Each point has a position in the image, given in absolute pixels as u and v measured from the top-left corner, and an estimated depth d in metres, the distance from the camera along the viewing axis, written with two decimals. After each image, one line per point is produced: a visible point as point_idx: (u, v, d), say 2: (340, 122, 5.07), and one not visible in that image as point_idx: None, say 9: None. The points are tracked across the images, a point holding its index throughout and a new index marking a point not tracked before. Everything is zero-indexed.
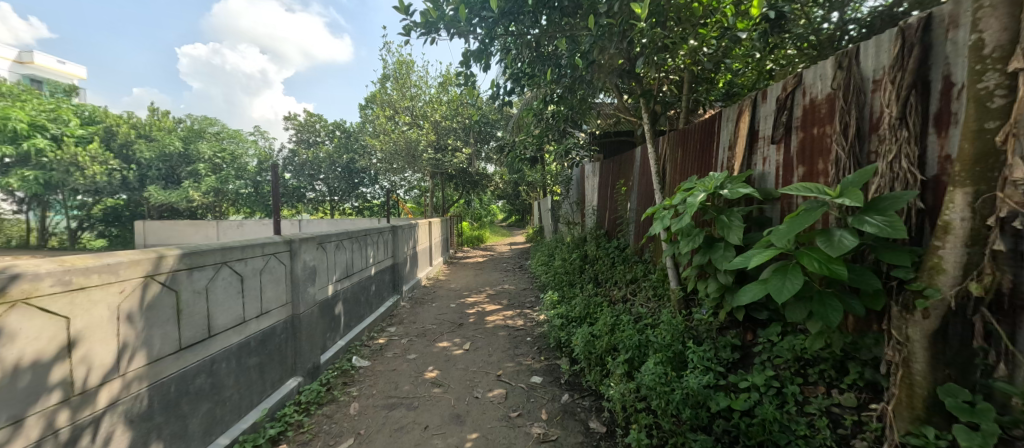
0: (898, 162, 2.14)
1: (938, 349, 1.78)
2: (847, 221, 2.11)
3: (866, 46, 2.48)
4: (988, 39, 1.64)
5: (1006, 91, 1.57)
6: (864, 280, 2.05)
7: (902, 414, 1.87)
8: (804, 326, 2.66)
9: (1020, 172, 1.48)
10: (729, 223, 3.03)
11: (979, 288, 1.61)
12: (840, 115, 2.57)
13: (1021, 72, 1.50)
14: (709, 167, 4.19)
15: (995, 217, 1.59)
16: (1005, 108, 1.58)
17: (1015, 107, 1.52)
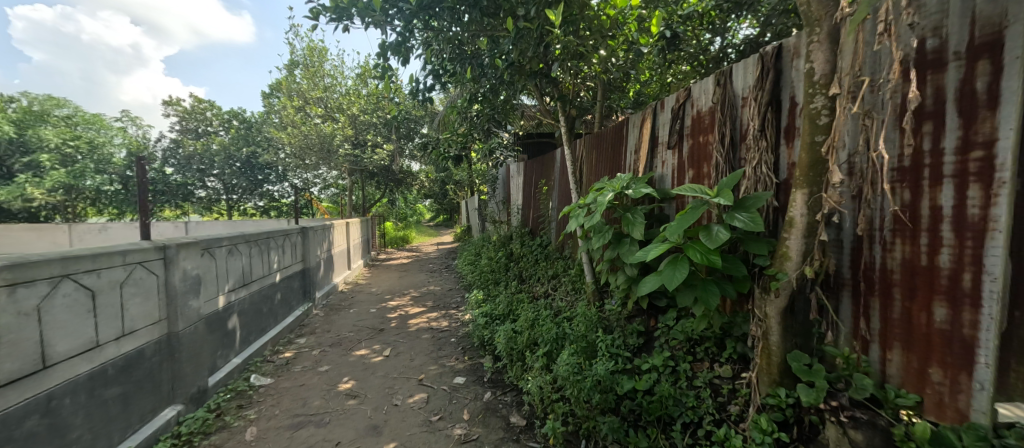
0: (760, 168, 2.54)
1: (787, 323, 2.15)
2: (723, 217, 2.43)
3: (737, 67, 2.87)
4: (817, 68, 1.99)
5: (828, 110, 1.93)
6: (735, 268, 2.38)
7: (763, 379, 2.21)
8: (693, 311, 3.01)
9: (837, 177, 1.83)
10: (632, 219, 3.31)
11: (813, 271, 1.96)
12: (718, 126, 2.95)
13: (839, 96, 1.85)
14: (619, 168, 4.54)
15: (823, 213, 1.96)
16: (828, 124, 1.94)
17: (835, 124, 1.86)
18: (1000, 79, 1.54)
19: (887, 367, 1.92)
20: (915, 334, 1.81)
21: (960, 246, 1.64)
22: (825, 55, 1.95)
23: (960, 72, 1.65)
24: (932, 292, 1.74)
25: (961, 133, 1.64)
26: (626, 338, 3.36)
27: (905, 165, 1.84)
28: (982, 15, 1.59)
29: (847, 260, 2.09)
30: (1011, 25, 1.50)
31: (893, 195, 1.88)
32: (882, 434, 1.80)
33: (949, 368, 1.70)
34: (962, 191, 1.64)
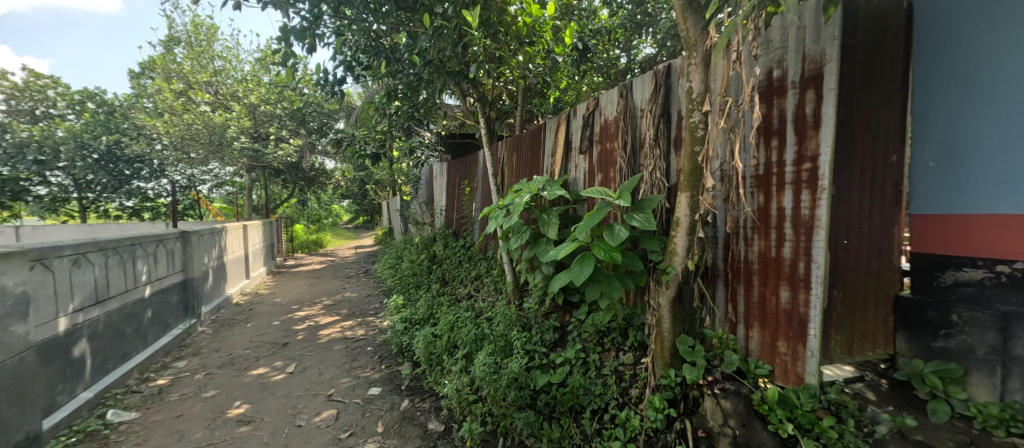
0: (654, 173, 2.84)
1: (676, 310, 2.43)
2: (623, 217, 2.65)
3: (636, 81, 3.15)
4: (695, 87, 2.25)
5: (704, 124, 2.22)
6: (633, 263, 2.62)
7: (657, 363, 2.47)
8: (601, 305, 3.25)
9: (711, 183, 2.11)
10: (548, 219, 3.41)
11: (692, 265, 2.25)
12: (621, 134, 3.22)
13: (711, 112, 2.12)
14: (537, 171, 4.71)
15: (701, 213, 2.26)
16: (704, 137, 2.23)
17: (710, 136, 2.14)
18: (821, 105, 1.91)
19: (749, 343, 2.29)
20: (768, 314, 2.18)
21: (797, 240, 2.02)
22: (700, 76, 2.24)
23: (796, 98, 2.03)
24: (779, 278, 2.11)
25: (797, 148, 2.02)
26: (543, 335, 3.50)
27: (759, 173, 2.20)
28: (809, 52, 1.97)
29: (720, 253, 2.43)
30: (828, 62, 1.88)
31: (753, 198, 2.24)
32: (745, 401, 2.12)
33: (791, 340, 2.07)
34: (797, 195, 2.02)
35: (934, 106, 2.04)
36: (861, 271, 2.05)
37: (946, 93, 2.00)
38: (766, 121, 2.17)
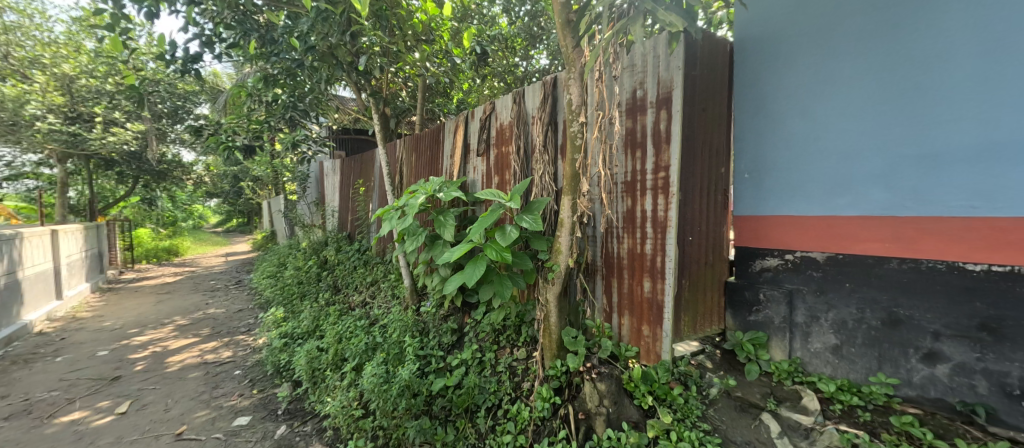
0: (544, 178, 3.04)
1: (561, 305, 2.64)
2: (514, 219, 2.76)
3: (527, 89, 3.32)
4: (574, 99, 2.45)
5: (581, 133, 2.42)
6: (524, 262, 2.76)
7: (546, 355, 2.64)
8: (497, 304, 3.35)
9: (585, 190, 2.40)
10: (444, 220, 3.38)
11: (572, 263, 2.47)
12: (515, 139, 3.37)
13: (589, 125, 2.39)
14: (436, 171, 4.64)
15: (580, 215, 2.49)
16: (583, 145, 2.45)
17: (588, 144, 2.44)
18: (671, 123, 2.29)
19: (622, 330, 2.64)
20: (635, 303, 2.53)
21: (655, 238, 2.39)
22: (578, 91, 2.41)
23: (653, 115, 2.39)
24: (644, 271, 2.47)
25: (654, 159, 2.38)
26: (441, 338, 3.47)
27: (628, 180, 2.54)
28: (663, 78, 2.34)
29: (599, 251, 2.74)
30: (675, 88, 2.26)
31: (623, 201, 2.59)
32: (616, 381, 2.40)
33: (652, 324, 2.44)
34: (655, 199, 2.39)
35: (747, 129, 2.57)
36: (700, 262, 2.57)
37: (754, 120, 2.54)
38: (631, 135, 2.53)
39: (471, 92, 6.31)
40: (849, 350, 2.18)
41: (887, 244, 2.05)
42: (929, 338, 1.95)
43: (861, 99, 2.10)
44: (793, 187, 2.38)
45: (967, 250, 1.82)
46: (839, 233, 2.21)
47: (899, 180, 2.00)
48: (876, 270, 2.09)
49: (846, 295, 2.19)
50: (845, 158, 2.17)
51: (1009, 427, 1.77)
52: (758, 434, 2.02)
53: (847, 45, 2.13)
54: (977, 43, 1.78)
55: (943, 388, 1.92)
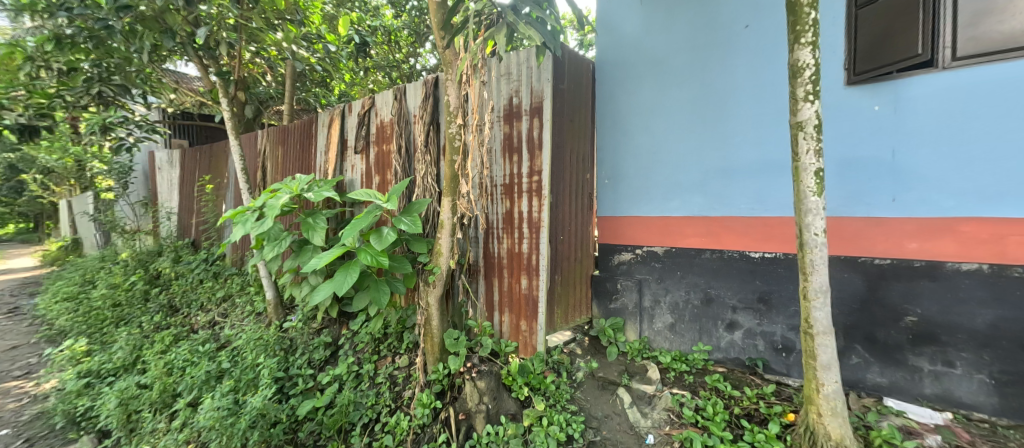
0: (426, 178, 2.98)
1: (443, 307, 2.63)
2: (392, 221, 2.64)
3: (409, 87, 3.22)
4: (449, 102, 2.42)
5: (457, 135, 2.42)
6: (402, 265, 2.67)
7: (428, 359, 2.61)
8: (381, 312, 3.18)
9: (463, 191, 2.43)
10: (313, 223, 3.05)
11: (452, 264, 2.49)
12: (395, 137, 3.23)
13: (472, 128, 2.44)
14: (308, 169, 4.18)
15: (460, 216, 2.50)
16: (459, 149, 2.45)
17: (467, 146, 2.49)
18: (542, 131, 2.53)
19: (502, 327, 2.78)
20: (514, 299, 2.71)
21: (531, 238, 2.61)
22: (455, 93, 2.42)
23: (528, 123, 2.61)
24: (521, 269, 2.66)
25: (529, 163, 2.59)
26: (312, 355, 3.13)
27: (506, 182, 2.71)
28: (535, 89, 2.57)
29: (481, 252, 2.85)
30: (545, 99, 2.52)
31: (502, 203, 2.74)
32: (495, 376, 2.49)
33: (529, 319, 2.64)
34: (530, 201, 2.60)
35: (606, 140, 2.92)
36: (570, 259, 2.83)
37: (611, 133, 2.90)
38: (509, 140, 2.70)
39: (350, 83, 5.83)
40: (680, 326, 2.63)
41: (704, 239, 2.53)
42: (729, 311, 2.47)
43: (686, 121, 2.56)
44: (641, 192, 2.78)
45: (754, 242, 2.36)
46: (674, 231, 2.64)
47: (712, 188, 2.49)
48: (698, 259, 2.56)
49: (678, 281, 2.64)
50: (677, 169, 2.61)
51: (778, 373, 2.33)
52: (615, 407, 2.31)
53: (675, 76, 2.60)
54: (757, 83, 2.31)
55: (739, 349, 2.45)
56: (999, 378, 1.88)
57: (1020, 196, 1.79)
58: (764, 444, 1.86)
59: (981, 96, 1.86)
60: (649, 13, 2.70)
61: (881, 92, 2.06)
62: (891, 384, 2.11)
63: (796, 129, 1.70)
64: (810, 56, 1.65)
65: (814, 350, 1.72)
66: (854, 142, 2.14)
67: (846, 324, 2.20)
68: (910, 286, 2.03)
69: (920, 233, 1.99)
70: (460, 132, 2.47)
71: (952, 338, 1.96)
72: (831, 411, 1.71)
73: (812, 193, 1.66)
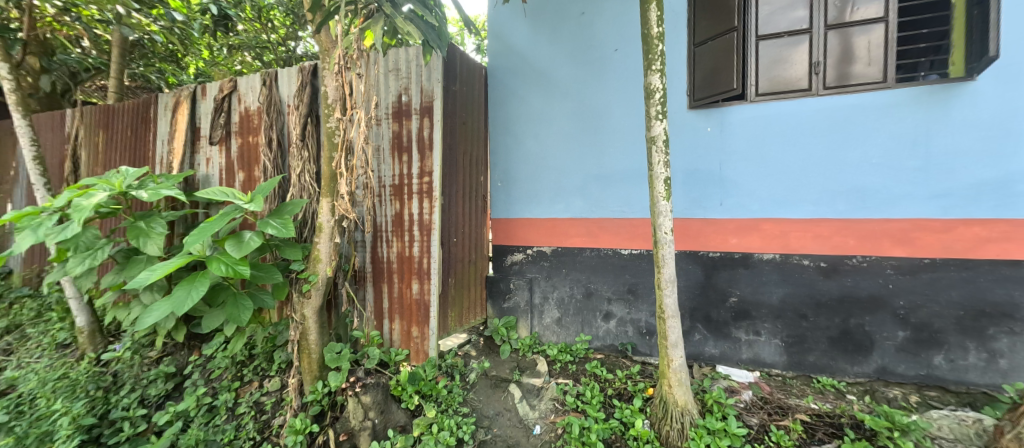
0: (303, 176, 2.68)
1: (322, 318, 2.41)
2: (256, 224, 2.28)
3: (282, 73, 2.87)
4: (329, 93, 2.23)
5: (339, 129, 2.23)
6: (270, 275, 2.35)
7: (305, 379, 2.36)
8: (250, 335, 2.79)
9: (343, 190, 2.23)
10: (146, 229, 2.47)
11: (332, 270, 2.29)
12: (264, 128, 2.84)
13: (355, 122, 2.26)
14: (143, 160, 3.41)
15: (341, 218, 2.31)
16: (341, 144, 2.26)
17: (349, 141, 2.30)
18: (432, 131, 2.51)
19: (393, 335, 2.67)
20: (404, 305, 2.62)
21: (422, 241, 2.55)
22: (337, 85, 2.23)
23: (418, 122, 2.55)
24: (412, 273, 2.59)
25: (419, 164, 2.54)
26: (146, 391, 2.54)
27: (395, 183, 2.61)
28: (425, 88, 2.53)
29: (369, 256, 2.68)
30: (435, 99, 2.50)
31: (391, 204, 2.63)
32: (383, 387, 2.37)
33: (420, 324, 2.58)
34: (421, 203, 2.54)
35: (498, 145, 3.02)
36: (463, 260, 2.85)
37: (502, 137, 3.01)
38: (398, 139, 2.61)
39: (208, 60, 4.84)
40: (566, 320, 2.86)
41: (584, 238, 2.79)
42: (606, 302, 2.76)
43: (567, 130, 2.80)
44: (529, 195, 2.94)
45: (623, 240, 2.68)
46: (558, 231, 2.86)
47: (591, 192, 2.76)
48: (580, 257, 2.81)
49: (563, 278, 2.86)
50: (561, 174, 2.83)
51: (644, 354, 2.68)
52: (505, 403, 2.38)
53: (558, 89, 2.81)
54: (624, 101, 2.64)
55: (614, 336, 2.75)
56: (787, 341, 2.46)
57: (797, 201, 2.39)
58: (630, 418, 2.12)
59: (774, 125, 2.42)
60: (535, 26, 2.87)
61: (712, 117, 2.55)
62: (720, 354, 2.60)
63: (650, 142, 1.97)
64: (659, 82, 1.95)
65: (666, 331, 2.00)
66: (694, 156, 2.59)
67: (690, 307, 2.65)
68: (732, 273, 2.54)
69: (739, 231, 2.51)
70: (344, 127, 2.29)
71: (759, 312, 2.50)
72: (678, 382, 2.01)
73: (663, 198, 1.96)
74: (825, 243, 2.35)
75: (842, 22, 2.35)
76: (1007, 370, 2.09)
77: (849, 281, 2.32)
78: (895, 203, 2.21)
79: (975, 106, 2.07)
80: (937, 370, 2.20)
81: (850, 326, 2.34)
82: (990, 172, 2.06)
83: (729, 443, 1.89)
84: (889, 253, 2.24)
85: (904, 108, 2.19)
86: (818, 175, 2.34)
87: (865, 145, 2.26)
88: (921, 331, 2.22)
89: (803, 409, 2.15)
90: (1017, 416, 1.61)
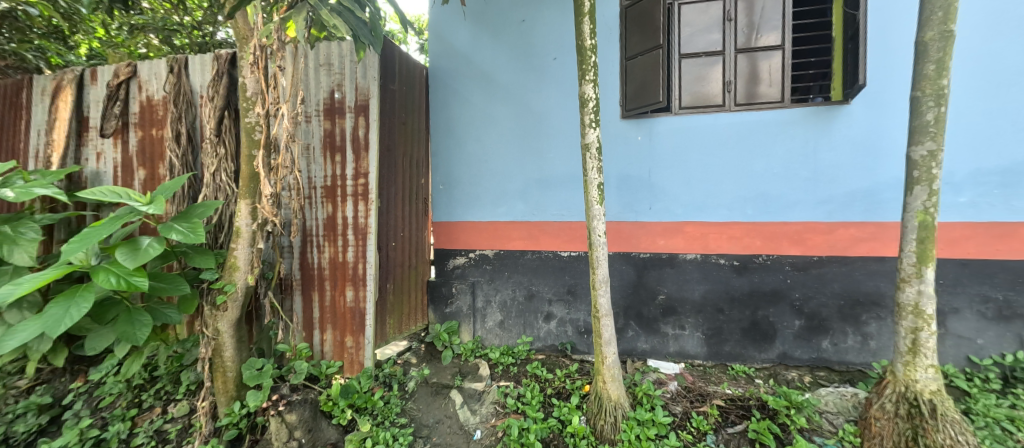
0: (218, 175, 2.43)
1: (240, 332, 2.19)
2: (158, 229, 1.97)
3: (194, 60, 2.57)
4: (249, 84, 2.04)
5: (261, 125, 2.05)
6: (175, 287, 2.08)
7: (219, 400, 2.12)
8: (153, 354, 2.47)
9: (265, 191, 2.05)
10: (11, 235, 2.06)
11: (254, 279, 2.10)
12: (170, 120, 2.52)
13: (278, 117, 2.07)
14: (11, 153, 2.87)
15: (263, 223, 2.12)
16: (263, 140, 2.07)
17: (274, 138, 2.11)
18: (368, 131, 2.42)
19: (324, 346, 2.51)
20: (338, 314, 2.48)
21: (356, 245, 2.44)
22: (259, 76, 2.04)
23: (352, 120, 2.44)
24: (346, 280, 2.46)
25: (354, 165, 2.43)
26: (9, 428, 2.08)
27: (328, 184, 2.46)
28: (360, 86, 2.43)
29: (297, 263, 2.48)
30: (372, 97, 2.41)
31: (323, 207, 2.47)
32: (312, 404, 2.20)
33: (355, 334, 2.46)
34: (356, 205, 2.43)
35: (439, 147, 2.99)
36: (402, 265, 2.77)
37: (443, 139, 2.98)
38: (330, 137, 2.46)
39: None
40: (508, 322, 2.89)
41: (525, 241, 2.84)
42: (546, 304, 2.83)
43: (507, 135, 2.84)
44: (471, 199, 2.93)
45: (562, 243, 2.77)
46: (499, 235, 2.89)
47: (531, 196, 2.82)
48: (521, 260, 2.85)
49: (506, 280, 2.89)
50: (502, 178, 2.86)
51: (582, 352, 2.79)
52: (446, 410, 2.35)
53: (499, 93, 2.85)
54: (562, 108, 2.74)
55: (554, 336, 2.83)
56: (706, 333, 2.70)
57: (713, 206, 2.65)
58: (568, 416, 2.18)
59: (694, 137, 2.67)
60: (477, 29, 2.88)
61: (641, 127, 2.74)
62: (651, 348, 2.78)
63: (584, 149, 2.07)
64: (592, 91, 2.05)
65: (600, 330, 2.09)
66: (626, 163, 2.77)
67: (623, 305, 2.81)
68: (660, 272, 2.74)
69: (666, 233, 2.72)
70: (268, 123, 2.10)
71: (683, 308, 2.72)
72: (611, 377, 2.11)
73: (596, 202, 2.06)
74: (736, 244, 2.63)
75: (749, 47, 2.65)
76: (876, 349, 2.49)
77: (757, 277, 2.61)
78: (790, 209, 2.54)
79: (850, 126, 2.45)
80: (825, 353, 2.56)
81: (758, 317, 2.63)
82: (861, 182, 2.45)
83: (656, 432, 2.02)
84: (787, 252, 2.56)
85: (797, 125, 2.52)
86: (730, 182, 2.62)
87: (767, 156, 2.56)
88: (812, 319, 2.56)
89: (719, 394, 2.37)
90: (880, 388, 1.92)
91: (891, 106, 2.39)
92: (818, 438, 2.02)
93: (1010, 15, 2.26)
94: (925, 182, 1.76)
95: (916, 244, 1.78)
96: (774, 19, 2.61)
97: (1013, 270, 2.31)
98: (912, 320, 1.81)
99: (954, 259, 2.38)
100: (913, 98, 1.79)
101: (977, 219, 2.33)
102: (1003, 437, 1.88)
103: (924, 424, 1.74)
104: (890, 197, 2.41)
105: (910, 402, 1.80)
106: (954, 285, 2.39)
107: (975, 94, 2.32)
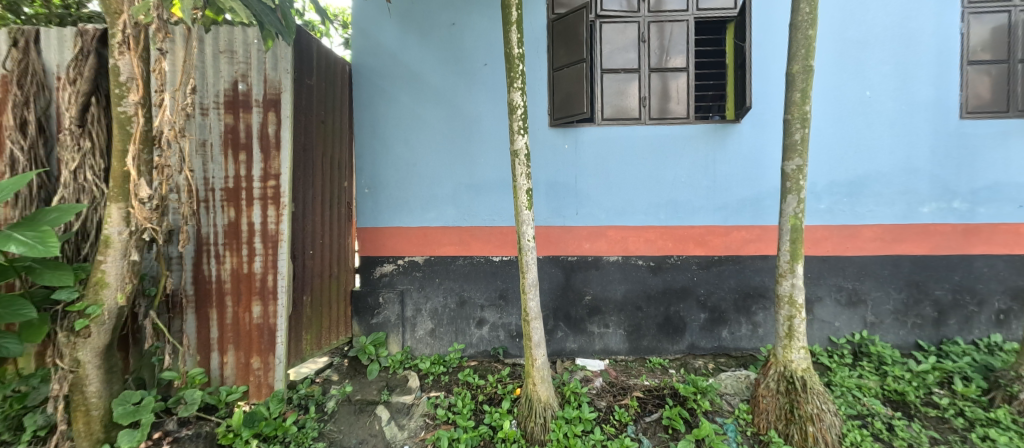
0: (82, 172, 2.03)
1: (110, 361, 1.83)
2: None
3: (48, 34, 2.10)
4: (122, 67, 1.72)
5: (140, 116, 1.74)
6: (15, 313, 1.67)
7: (80, 445, 1.76)
8: None
9: (144, 191, 1.73)
10: None
11: None
12: (12, 106, 2.03)
13: (162, 106, 1.77)
14: None
15: (142, 230, 1.79)
16: (142, 134, 1.76)
17: (159, 132, 1.80)
18: (280, 129, 2.22)
19: (224, 370, 2.20)
20: (242, 332, 2.20)
21: (266, 255, 2.21)
22: (137, 58, 1.73)
23: (260, 116, 2.20)
24: (252, 294, 2.21)
25: (262, 165, 2.20)
26: None
27: (229, 186, 2.17)
28: (270, 78, 2.21)
29: (189, 276, 2.13)
30: (283, 92, 2.20)
31: (222, 212, 2.17)
32: (207, 439, 1.91)
33: (263, 354, 2.22)
34: (264, 210, 2.20)
35: (363, 148, 2.82)
36: (321, 274, 2.56)
37: (368, 140, 2.82)
38: (232, 133, 2.18)
39: None
40: (439, 330, 2.82)
41: (455, 246, 2.79)
42: (478, 309, 2.81)
43: (435, 139, 2.78)
44: (398, 203, 2.81)
45: (492, 247, 2.78)
46: (428, 240, 2.80)
47: (461, 201, 2.78)
48: (453, 265, 2.80)
49: (436, 287, 2.81)
50: (431, 182, 2.79)
51: (513, 356, 2.81)
52: (371, 429, 2.21)
53: (427, 95, 2.78)
54: (491, 114, 2.76)
55: (486, 341, 2.82)
56: (626, 330, 2.90)
57: (631, 212, 2.86)
58: (499, 421, 2.17)
59: (614, 147, 2.86)
60: (405, 28, 2.78)
61: (566, 136, 2.87)
62: (578, 347, 2.91)
63: (514, 155, 2.09)
64: (519, 99, 2.08)
65: (530, 332, 2.11)
66: (554, 170, 2.88)
67: (553, 307, 2.90)
68: (586, 274, 2.88)
69: (591, 236, 2.87)
70: (150, 114, 1.80)
71: (607, 308, 2.89)
72: (541, 379, 2.13)
73: (525, 208, 2.09)
74: (652, 246, 2.86)
75: (660, 67, 2.93)
76: (763, 335, 2.87)
77: (669, 276, 2.87)
78: (694, 214, 2.84)
79: (739, 142, 2.82)
80: (724, 341, 2.89)
81: (670, 313, 2.89)
82: (749, 191, 2.82)
83: (583, 428, 2.09)
84: (693, 253, 2.86)
85: (699, 140, 2.83)
86: (645, 190, 2.85)
87: (675, 167, 2.84)
88: (714, 312, 2.88)
89: (639, 386, 2.53)
90: (766, 369, 2.22)
91: (770, 127, 2.80)
92: (720, 418, 2.26)
93: (851, 56, 2.79)
94: (795, 191, 2.08)
95: (789, 244, 2.09)
96: (679, 44, 2.92)
97: (857, 264, 2.84)
98: (788, 309, 2.11)
99: (817, 256, 2.85)
100: (786, 120, 2.11)
101: (832, 222, 2.82)
102: (854, 403, 2.29)
103: (799, 398, 2.05)
104: (770, 204, 2.81)
105: (788, 379, 2.10)
106: (818, 277, 2.86)
107: (830, 120, 2.81)
